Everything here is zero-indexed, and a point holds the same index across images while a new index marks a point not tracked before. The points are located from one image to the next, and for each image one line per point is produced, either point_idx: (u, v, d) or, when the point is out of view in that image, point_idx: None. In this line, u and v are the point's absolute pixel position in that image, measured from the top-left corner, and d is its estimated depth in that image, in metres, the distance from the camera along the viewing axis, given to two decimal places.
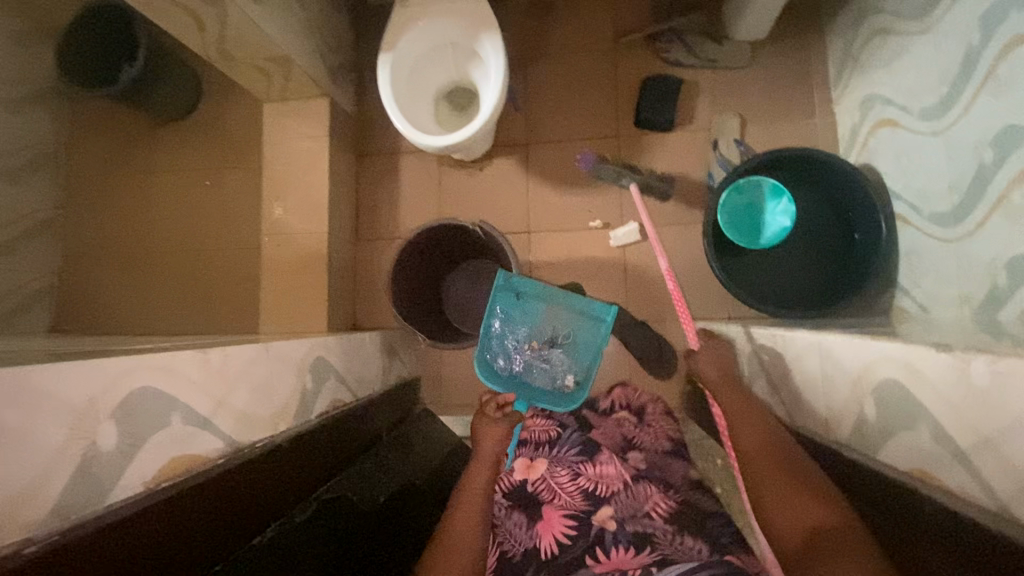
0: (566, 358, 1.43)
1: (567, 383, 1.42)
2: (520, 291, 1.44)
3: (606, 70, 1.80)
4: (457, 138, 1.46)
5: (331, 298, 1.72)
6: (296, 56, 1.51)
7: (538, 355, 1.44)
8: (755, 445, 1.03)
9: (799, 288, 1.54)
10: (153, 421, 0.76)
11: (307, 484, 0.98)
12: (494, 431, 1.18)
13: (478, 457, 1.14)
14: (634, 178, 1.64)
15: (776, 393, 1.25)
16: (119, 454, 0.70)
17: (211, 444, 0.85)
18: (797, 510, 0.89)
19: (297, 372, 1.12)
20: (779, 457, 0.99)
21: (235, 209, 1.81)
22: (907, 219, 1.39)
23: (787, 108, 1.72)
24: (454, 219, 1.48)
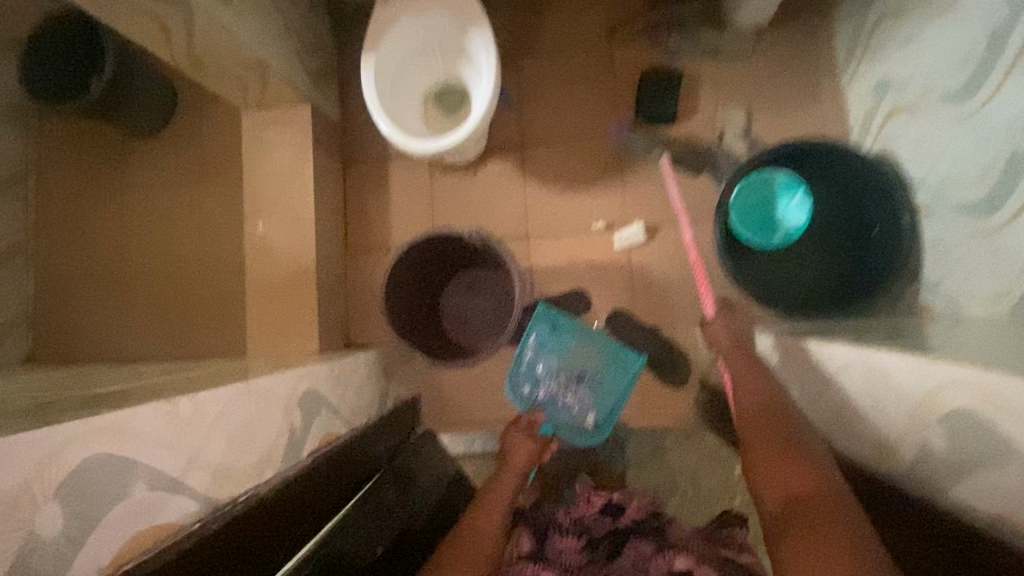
0: (590, 396, 1.50)
1: (586, 421, 1.49)
2: (557, 326, 1.49)
3: (602, 63, 1.70)
4: (448, 142, 1.36)
5: (323, 316, 1.62)
6: (271, 60, 1.41)
7: (564, 389, 1.51)
8: (755, 417, 1.09)
9: (815, 287, 1.47)
10: (113, 493, 0.68)
11: (300, 526, 0.90)
12: (525, 447, 1.34)
13: (509, 468, 1.29)
14: (666, 149, 1.62)
15: (813, 398, 1.15)
16: (66, 540, 0.61)
17: (183, 509, 0.77)
18: (786, 475, 0.95)
19: (282, 409, 1.01)
20: (773, 426, 1.05)
21: (217, 226, 1.70)
22: (931, 208, 1.30)
23: (795, 95, 1.63)
24: (449, 228, 1.38)
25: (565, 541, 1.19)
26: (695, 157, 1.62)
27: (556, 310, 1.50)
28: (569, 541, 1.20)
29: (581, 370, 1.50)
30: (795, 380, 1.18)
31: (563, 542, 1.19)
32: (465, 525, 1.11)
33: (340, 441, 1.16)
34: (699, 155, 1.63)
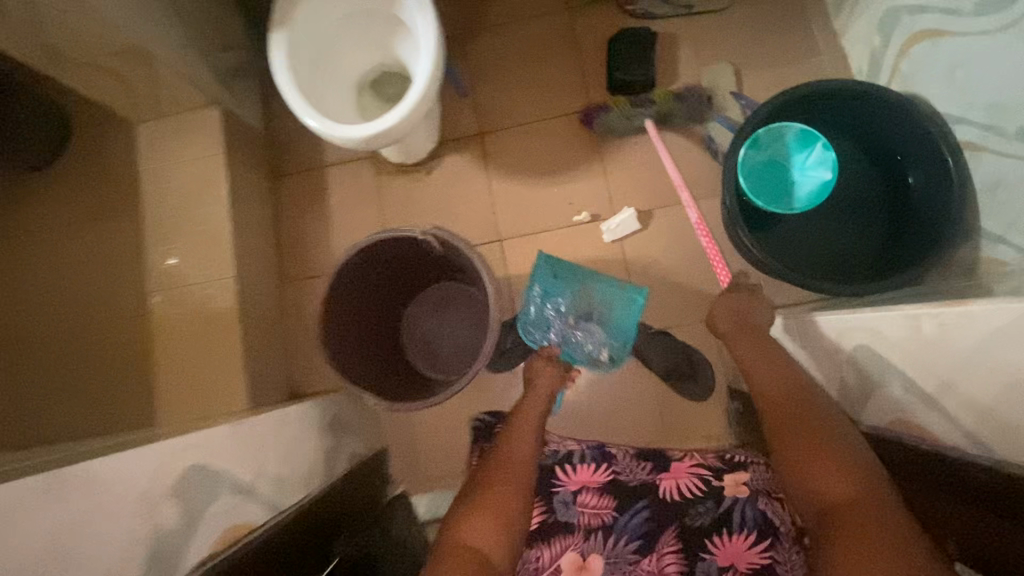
0: (601, 332, 1.31)
1: (600, 357, 1.32)
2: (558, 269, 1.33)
3: (565, 33, 1.46)
4: (387, 122, 1.09)
5: (257, 363, 1.29)
6: (154, 44, 1.10)
7: (572, 331, 1.32)
8: (795, 417, 0.82)
9: (847, 257, 1.22)
10: None
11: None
12: (551, 373, 1.05)
13: (529, 397, 1.00)
14: (650, 112, 1.36)
15: (890, 399, 0.85)
16: None
17: None
18: (823, 474, 0.74)
19: (132, 504, 0.66)
20: (812, 421, 0.81)
21: (104, 266, 1.30)
22: (984, 143, 1.04)
23: (789, 46, 1.41)
24: (395, 229, 1.07)
25: (582, 480, 0.98)
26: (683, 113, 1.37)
27: (553, 256, 1.34)
28: (586, 479, 0.98)
29: (589, 308, 1.31)
30: (860, 372, 0.90)
31: (580, 483, 0.98)
32: (480, 498, 0.79)
33: (257, 532, 0.77)
34: (687, 104, 1.36)
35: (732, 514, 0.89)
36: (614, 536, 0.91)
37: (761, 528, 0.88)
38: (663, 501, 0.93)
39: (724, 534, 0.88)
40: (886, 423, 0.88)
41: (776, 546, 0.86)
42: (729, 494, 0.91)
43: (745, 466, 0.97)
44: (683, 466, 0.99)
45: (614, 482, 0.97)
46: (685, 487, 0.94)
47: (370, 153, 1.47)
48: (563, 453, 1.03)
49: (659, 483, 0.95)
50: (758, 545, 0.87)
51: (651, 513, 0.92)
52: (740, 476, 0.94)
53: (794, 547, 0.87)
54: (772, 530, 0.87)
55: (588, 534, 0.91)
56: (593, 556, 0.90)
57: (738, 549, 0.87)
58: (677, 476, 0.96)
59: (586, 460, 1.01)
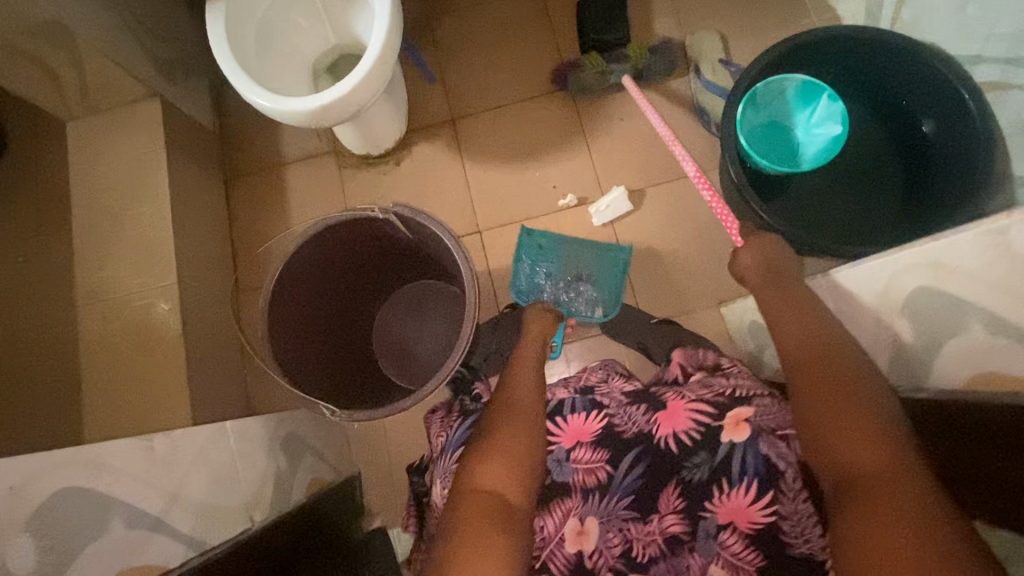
0: (592, 290, 1.21)
1: (595, 314, 1.20)
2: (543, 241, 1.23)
3: (536, 8, 1.35)
4: (340, 91, 0.96)
5: (208, 383, 1.12)
6: (74, 21, 0.96)
7: (563, 291, 1.20)
8: (809, 380, 0.65)
9: (861, 223, 1.12)
10: None
11: None
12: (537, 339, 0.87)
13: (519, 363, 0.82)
14: (625, 69, 1.27)
15: (960, 352, 0.61)
16: None
17: None
18: (849, 447, 0.58)
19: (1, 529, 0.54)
20: (828, 375, 0.65)
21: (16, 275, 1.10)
22: (1007, 80, 0.92)
23: (780, 7, 1.30)
24: (350, 209, 0.92)
25: (576, 433, 0.77)
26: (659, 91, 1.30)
27: (535, 228, 1.26)
28: (580, 431, 0.77)
29: (577, 269, 1.22)
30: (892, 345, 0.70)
31: (572, 437, 0.76)
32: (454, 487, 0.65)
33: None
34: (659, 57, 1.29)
35: (731, 463, 0.68)
36: (610, 497, 0.71)
37: (764, 477, 0.67)
38: (656, 449, 0.72)
39: (724, 486, 0.68)
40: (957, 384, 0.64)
41: (779, 497, 0.66)
42: (725, 439, 0.69)
43: (750, 400, 0.72)
44: (679, 404, 0.74)
45: (607, 431, 0.75)
46: (680, 435, 0.72)
47: (332, 147, 1.34)
48: (554, 403, 0.81)
49: (653, 428, 0.73)
50: (760, 499, 0.66)
51: (648, 466, 0.72)
52: (743, 413, 0.70)
53: (801, 494, 0.66)
54: (776, 476, 0.66)
55: (587, 496, 0.72)
56: (593, 517, 0.71)
57: (738, 505, 0.67)
58: (673, 420, 0.73)
59: (578, 409, 0.78)
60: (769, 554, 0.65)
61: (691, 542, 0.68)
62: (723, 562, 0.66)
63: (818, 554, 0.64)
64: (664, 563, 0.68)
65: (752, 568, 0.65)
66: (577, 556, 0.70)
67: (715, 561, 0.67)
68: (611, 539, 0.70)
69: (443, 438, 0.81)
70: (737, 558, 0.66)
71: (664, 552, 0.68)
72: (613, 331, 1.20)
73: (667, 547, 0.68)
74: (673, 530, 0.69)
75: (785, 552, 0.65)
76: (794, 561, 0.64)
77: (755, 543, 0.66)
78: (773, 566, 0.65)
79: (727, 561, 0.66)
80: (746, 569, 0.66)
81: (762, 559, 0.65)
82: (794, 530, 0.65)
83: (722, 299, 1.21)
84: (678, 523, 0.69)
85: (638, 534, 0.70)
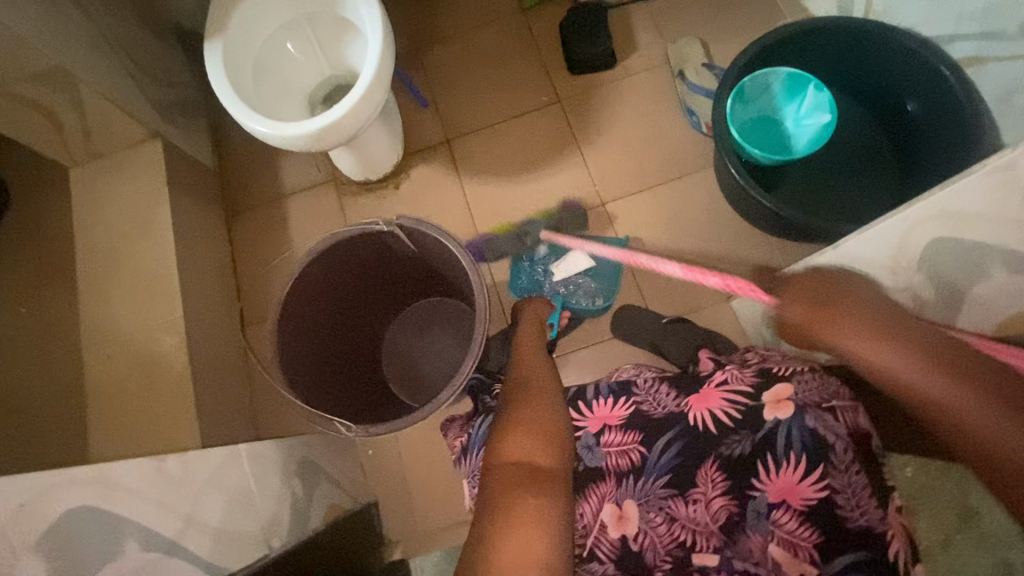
0: (590, 282, 1.22)
1: (595, 302, 1.20)
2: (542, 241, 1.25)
3: (520, 29, 1.39)
4: (336, 113, 0.98)
5: (219, 416, 1.09)
6: (74, 67, 0.98)
7: (560, 285, 1.22)
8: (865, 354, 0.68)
9: (861, 204, 1.13)
10: None
11: None
12: (536, 355, 0.88)
13: (530, 371, 0.82)
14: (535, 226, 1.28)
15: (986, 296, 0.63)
16: None
17: None
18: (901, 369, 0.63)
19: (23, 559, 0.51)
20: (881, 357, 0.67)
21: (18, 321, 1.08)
22: (985, 53, 0.95)
23: (756, 12, 1.35)
24: (355, 224, 0.92)
25: (602, 418, 0.78)
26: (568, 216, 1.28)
27: (530, 226, 1.28)
28: (606, 416, 0.78)
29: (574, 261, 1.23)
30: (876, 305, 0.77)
31: (600, 421, 0.77)
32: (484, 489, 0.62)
33: None
34: (620, 109, 1.32)
35: (774, 439, 0.69)
36: (647, 478, 0.72)
37: (811, 451, 0.68)
38: (695, 430, 0.73)
39: (770, 463, 0.69)
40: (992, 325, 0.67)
41: (831, 470, 0.67)
42: (768, 417, 0.71)
43: (789, 375, 0.73)
44: (712, 386, 0.75)
45: (637, 415, 0.76)
46: (717, 413, 0.73)
47: (331, 176, 1.36)
48: (578, 389, 0.82)
49: (687, 409, 0.74)
50: (810, 475, 0.67)
51: (686, 446, 0.72)
52: (781, 391, 0.72)
53: (852, 466, 0.67)
54: (824, 451, 0.67)
55: (621, 480, 0.73)
56: (630, 500, 0.72)
57: (789, 482, 0.68)
58: (707, 401, 0.74)
59: (603, 395, 0.79)
60: (824, 529, 0.65)
61: (744, 523, 0.68)
62: (778, 540, 0.67)
63: (876, 526, 0.65)
64: (720, 546, 0.69)
65: (809, 544, 0.66)
66: (621, 541, 0.71)
67: (770, 539, 0.67)
68: (655, 520, 0.71)
69: (464, 439, 0.83)
70: (792, 535, 0.66)
71: (717, 534, 0.69)
72: (625, 335, 1.18)
73: (725, 535, 0.69)
74: (719, 510, 0.69)
75: (843, 525, 0.65)
76: (850, 534, 0.65)
77: (810, 519, 0.66)
78: (828, 539, 0.65)
79: (781, 537, 0.67)
80: (802, 544, 0.66)
81: (818, 535, 0.66)
82: (849, 502, 0.66)
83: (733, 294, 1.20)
84: (726, 501, 0.69)
85: (682, 512, 0.71)
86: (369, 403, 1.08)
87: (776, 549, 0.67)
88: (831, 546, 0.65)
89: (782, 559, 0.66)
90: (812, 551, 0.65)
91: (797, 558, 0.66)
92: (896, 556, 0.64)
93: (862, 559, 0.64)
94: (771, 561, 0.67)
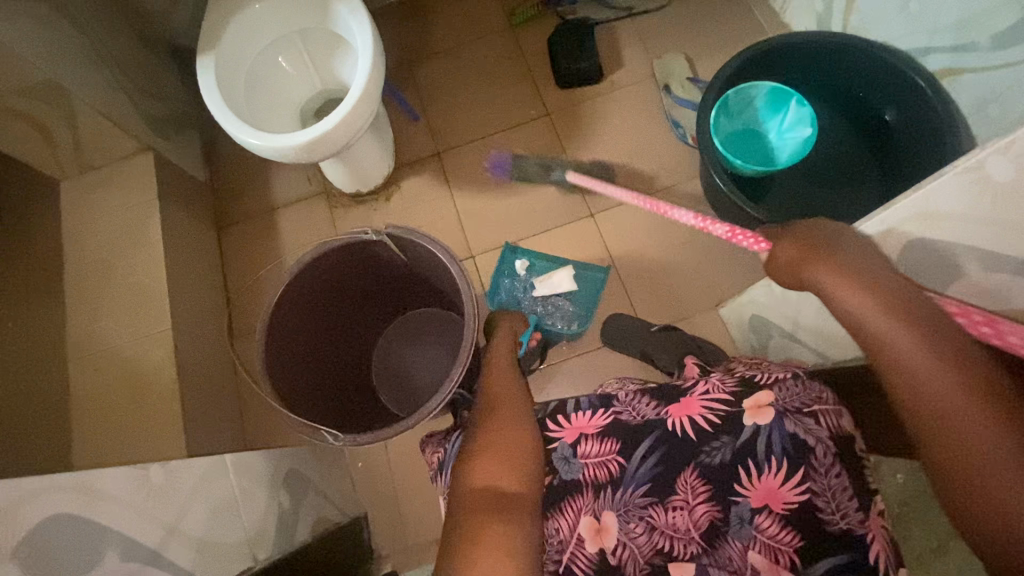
0: (569, 305, 1.22)
1: (571, 326, 1.20)
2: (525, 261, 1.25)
3: (509, 46, 1.42)
4: (327, 124, 0.98)
5: (207, 429, 1.08)
6: (68, 81, 0.99)
7: (538, 306, 1.21)
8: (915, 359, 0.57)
9: (846, 213, 1.15)
10: None
11: None
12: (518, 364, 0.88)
13: (510, 387, 0.83)
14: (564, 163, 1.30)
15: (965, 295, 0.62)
16: None
17: None
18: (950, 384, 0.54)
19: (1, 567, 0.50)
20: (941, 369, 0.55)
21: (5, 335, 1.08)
22: (959, 66, 0.98)
23: (738, 30, 1.38)
24: (344, 233, 0.93)
25: (579, 428, 0.77)
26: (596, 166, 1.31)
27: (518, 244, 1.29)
28: (583, 426, 0.77)
29: (555, 283, 1.22)
30: None
31: (576, 431, 0.77)
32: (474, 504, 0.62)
33: None
34: (607, 123, 1.35)
35: (755, 445, 0.70)
36: (625, 489, 0.72)
37: (792, 456, 0.68)
38: (673, 437, 0.73)
39: (752, 468, 0.69)
40: None
41: (811, 473, 0.67)
42: (748, 422, 0.71)
43: (771, 383, 0.73)
44: (693, 395, 0.75)
45: (615, 424, 0.76)
46: (696, 420, 0.73)
47: (322, 189, 1.37)
48: (555, 404, 0.81)
49: (666, 416, 0.74)
50: (790, 480, 0.67)
51: (665, 454, 0.72)
52: (762, 398, 0.72)
53: (832, 469, 0.68)
54: (805, 454, 0.68)
55: (598, 491, 0.73)
56: (608, 511, 0.72)
57: (770, 487, 0.68)
58: (687, 409, 0.74)
59: (583, 407, 0.79)
60: (806, 533, 0.65)
61: (725, 530, 0.68)
62: (760, 546, 0.67)
63: (856, 528, 0.65)
64: (703, 556, 0.68)
65: (790, 549, 0.66)
66: (599, 554, 0.70)
67: (752, 545, 0.67)
68: (634, 530, 0.70)
69: (440, 454, 0.82)
70: (774, 540, 0.66)
71: (700, 543, 0.69)
72: (614, 344, 1.19)
73: (706, 542, 0.68)
74: (697, 514, 0.69)
75: (824, 529, 0.65)
76: (832, 537, 0.65)
77: (792, 523, 0.66)
78: (810, 544, 0.65)
79: (764, 542, 0.67)
80: (784, 550, 0.66)
81: (800, 540, 0.66)
82: (829, 505, 0.66)
83: (720, 302, 1.22)
84: (706, 509, 0.69)
85: (662, 520, 0.70)
86: (358, 414, 1.08)
87: (759, 558, 0.66)
88: (812, 551, 0.65)
89: (764, 568, 0.66)
90: (794, 558, 0.65)
91: (779, 564, 0.66)
92: (878, 558, 0.64)
93: (844, 563, 0.64)
94: (753, 569, 0.66)
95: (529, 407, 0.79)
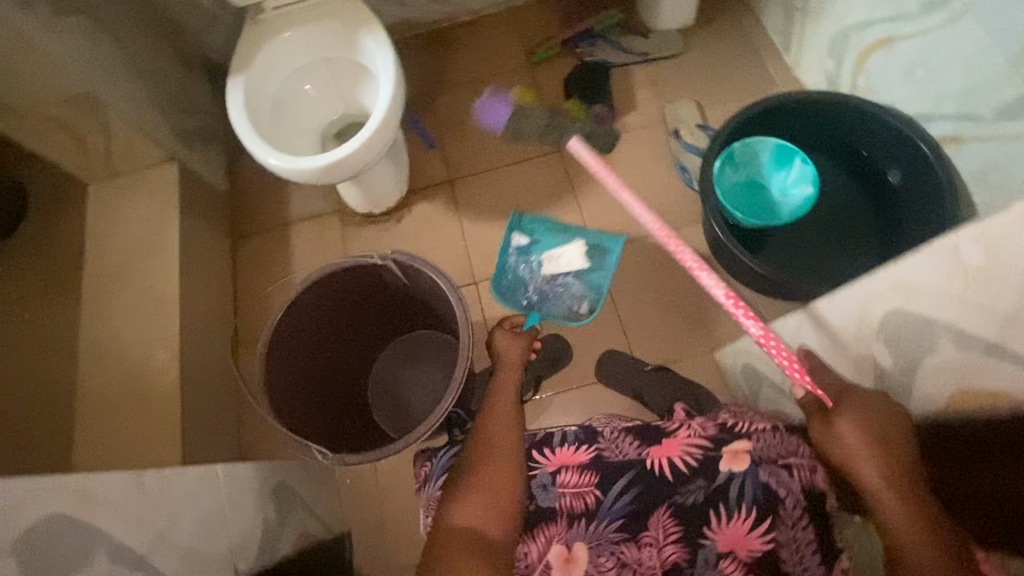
0: (577, 283, 1.29)
1: (580, 308, 1.27)
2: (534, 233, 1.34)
3: (527, 83, 1.47)
4: (345, 150, 1.03)
5: (204, 433, 1.11)
6: (106, 93, 1.05)
7: (547, 283, 1.30)
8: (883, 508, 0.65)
9: (843, 269, 1.17)
10: None
11: None
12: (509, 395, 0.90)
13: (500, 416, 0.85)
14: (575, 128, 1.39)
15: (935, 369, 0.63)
16: None
17: None
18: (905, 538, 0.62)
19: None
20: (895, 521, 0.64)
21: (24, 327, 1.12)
22: (962, 133, 0.99)
23: (750, 82, 1.42)
24: (351, 257, 0.97)
25: (562, 460, 0.79)
26: (601, 137, 1.39)
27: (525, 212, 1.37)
28: (566, 458, 0.79)
29: (565, 261, 1.30)
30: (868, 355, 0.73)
31: (558, 462, 0.79)
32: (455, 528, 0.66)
33: None
34: (616, 163, 1.39)
35: (727, 490, 0.71)
36: (598, 522, 0.73)
37: (762, 505, 0.70)
38: (650, 476, 0.74)
39: (722, 513, 0.70)
40: (941, 399, 0.66)
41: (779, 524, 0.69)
42: (723, 468, 0.72)
43: (749, 433, 0.76)
44: (674, 437, 0.77)
45: (597, 459, 0.78)
46: (675, 461, 0.75)
47: (336, 207, 1.41)
48: (543, 434, 0.84)
49: (646, 456, 0.76)
50: (759, 528, 0.69)
51: (640, 493, 0.73)
52: (740, 445, 0.74)
53: (800, 521, 0.70)
54: (774, 505, 0.70)
55: (572, 522, 0.74)
56: (579, 542, 0.73)
57: (738, 533, 0.69)
58: (667, 450, 0.76)
59: (568, 440, 0.81)
60: None
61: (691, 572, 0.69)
62: None
63: None
64: None
65: None
66: None
67: None
68: (603, 564, 0.71)
69: (427, 467, 0.85)
70: None
71: None
72: (608, 380, 1.21)
73: None
74: (665, 552, 0.70)
75: None
76: None
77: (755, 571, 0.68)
78: None
79: None
80: None
81: None
82: (793, 556, 0.69)
83: (715, 346, 1.23)
84: (675, 549, 0.70)
85: (631, 557, 0.71)
86: (351, 432, 1.10)
87: None
88: None
89: None
90: None
91: None
92: None
93: None
94: None
95: (517, 434, 0.80)
